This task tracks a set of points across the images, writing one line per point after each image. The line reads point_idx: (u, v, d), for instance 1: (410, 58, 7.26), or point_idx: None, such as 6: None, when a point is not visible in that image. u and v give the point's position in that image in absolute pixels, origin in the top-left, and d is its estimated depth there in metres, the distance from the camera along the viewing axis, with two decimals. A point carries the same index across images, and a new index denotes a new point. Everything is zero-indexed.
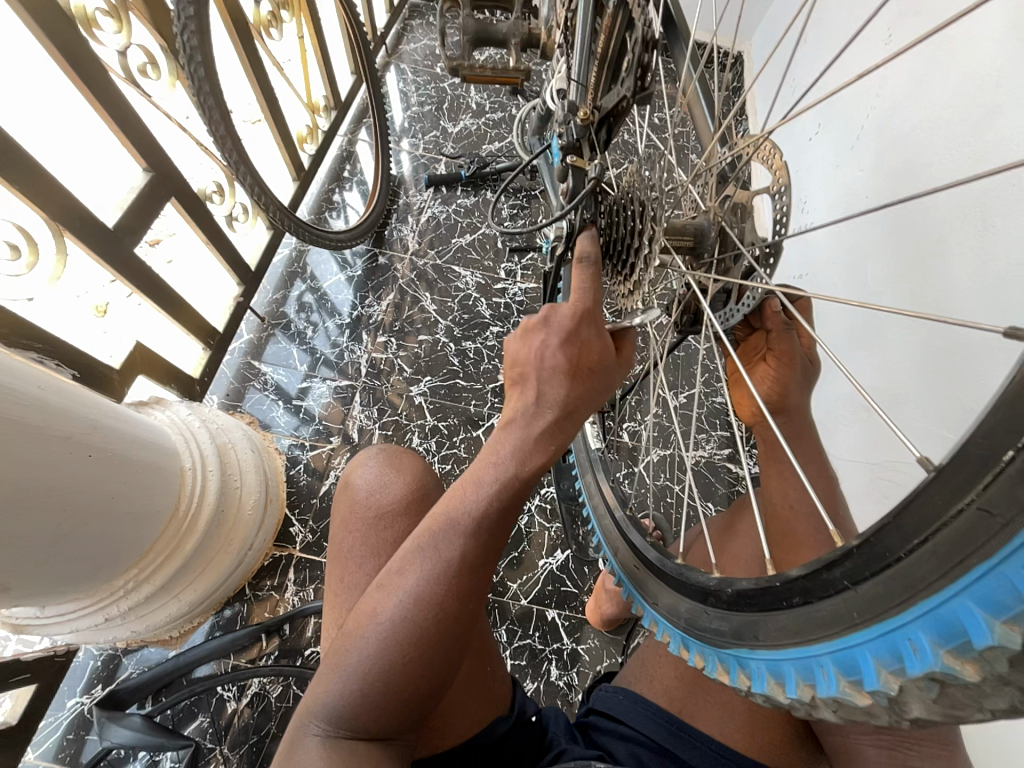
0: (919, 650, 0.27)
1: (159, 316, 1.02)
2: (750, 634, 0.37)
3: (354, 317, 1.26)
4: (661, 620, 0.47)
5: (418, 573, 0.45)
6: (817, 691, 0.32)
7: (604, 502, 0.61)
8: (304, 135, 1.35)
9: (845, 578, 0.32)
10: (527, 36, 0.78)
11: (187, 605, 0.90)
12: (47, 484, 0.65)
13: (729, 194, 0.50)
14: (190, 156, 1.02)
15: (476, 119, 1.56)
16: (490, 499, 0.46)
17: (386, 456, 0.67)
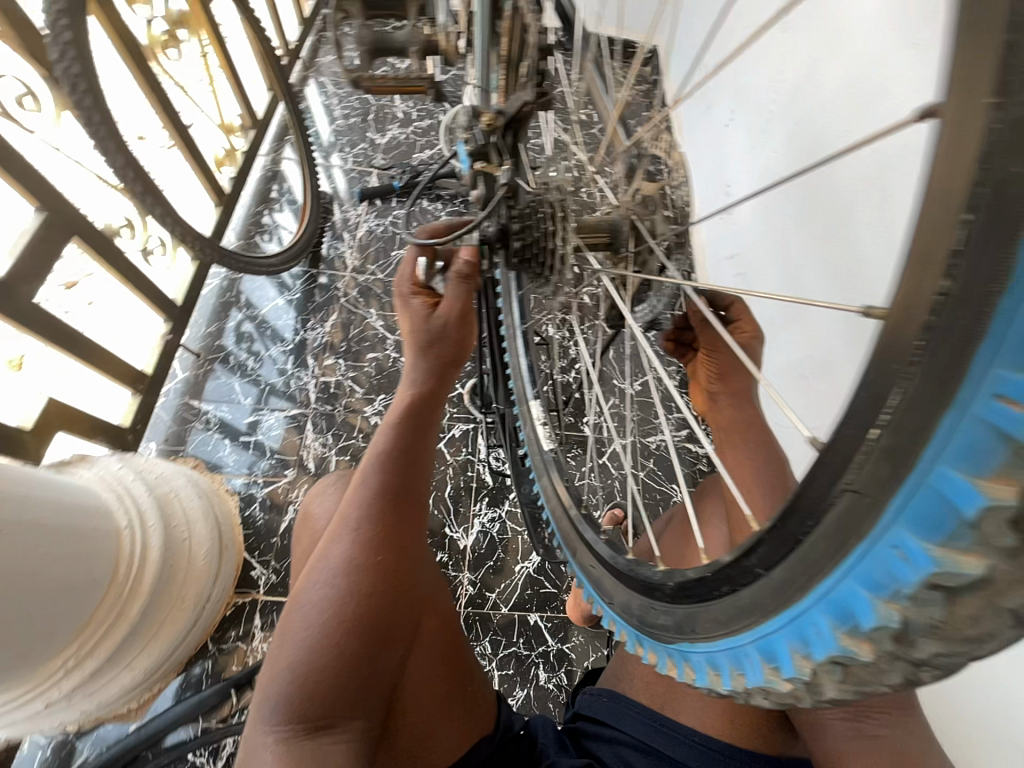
0: (822, 634, 0.28)
1: (76, 367, 0.95)
2: (693, 627, 0.37)
3: (298, 341, 1.22)
4: (618, 620, 0.47)
5: (328, 555, 0.45)
6: (747, 681, 0.32)
7: (558, 502, 0.61)
8: (221, 158, 1.29)
9: (760, 564, 0.32)
10: (427, 42, 0.74)
11: (143, 673, 0.83)
12: None
13: (638, 187, 0.52)
14: (92, 192, 0.95)
15: (403, 128, 1.55)
16: (383, 454, 0.49)
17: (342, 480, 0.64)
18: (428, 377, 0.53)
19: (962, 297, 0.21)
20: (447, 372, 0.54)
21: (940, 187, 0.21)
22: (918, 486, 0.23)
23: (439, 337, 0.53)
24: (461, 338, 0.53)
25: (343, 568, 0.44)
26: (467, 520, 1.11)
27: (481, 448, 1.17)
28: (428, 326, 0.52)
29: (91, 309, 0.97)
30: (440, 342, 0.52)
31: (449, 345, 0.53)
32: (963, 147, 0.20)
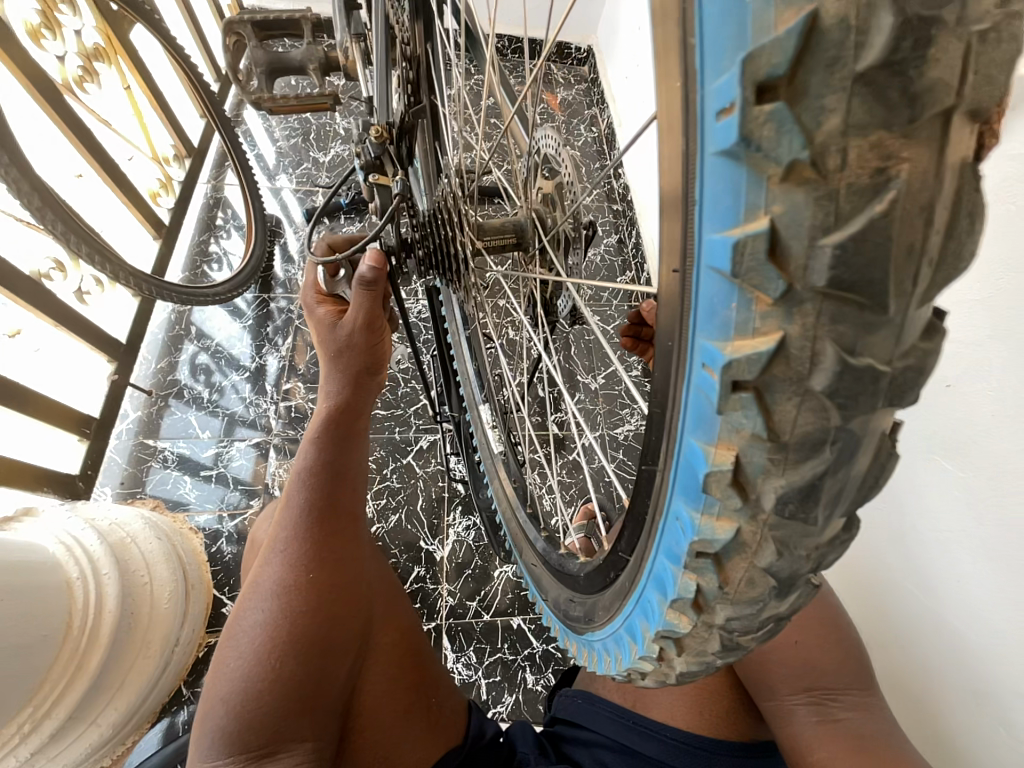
0: (654, 607, 0.28)
1: (13, 417, 0.91)
2: (595, 614, 0.37)
3: (256, 366, 1.20)
4: (551, 614, 0.47)
5: (261, 579, 0.47)
6: (625, 663, 0.32)
7: (507, 502, 0.62)
8: (157, 190, 1.26)
9: (624, 551, 0.32)
10: (325, 59, 0.75)
11: (110, 728, 0.79)
12: None
13: (538, 185, 0.53)
14: (15, 237, 0.92)
15: (346, 144, 1.56)
16: (308, 471, 0.51)
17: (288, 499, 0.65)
18: (345, 390, 0.56)
19: (684, 270, 0.20)
20: (362, 383, 0.58)
21: (669, 166, 0.20)
22: (680, 456, 0.23)
23: (349, 347, 0.57)
24: (369, 345, 0.58)
25: (274, 590, 0.46)
26: (442, 531, 1.10)
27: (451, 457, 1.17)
28: (334, 335, 0.57)
29: (37, 355, 0.97)
30: (349, 350, 0.57)
31: (358, 353, 0.58)
32: (673, 113, 0.19)
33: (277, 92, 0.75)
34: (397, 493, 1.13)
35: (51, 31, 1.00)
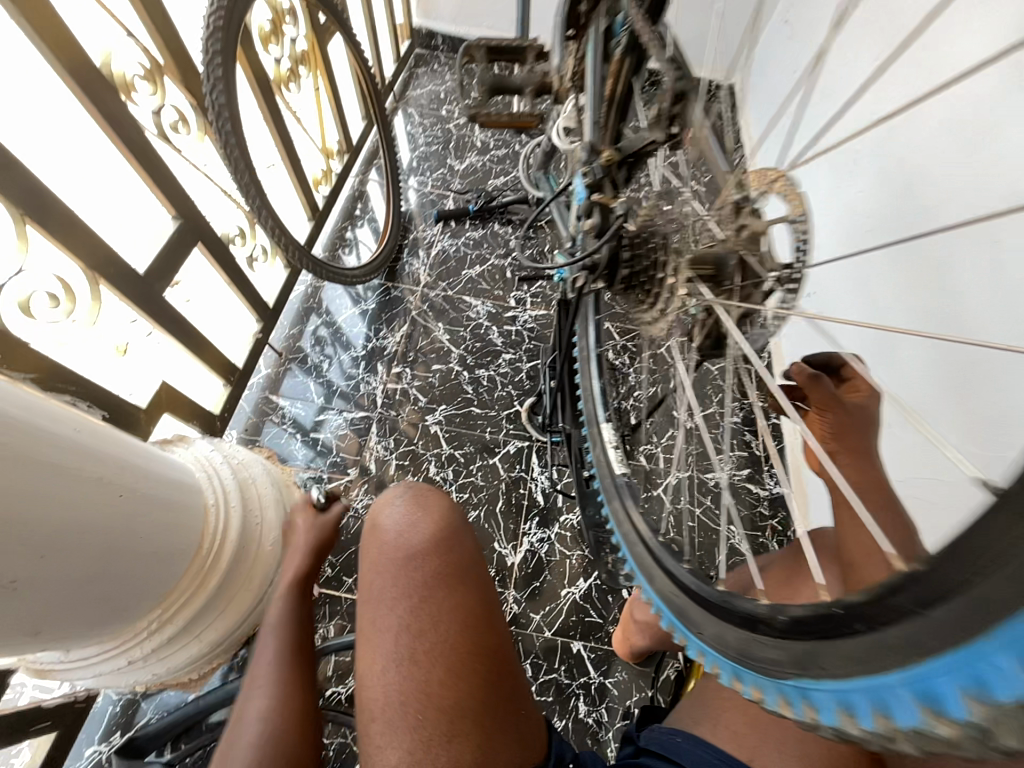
0: (907, 708, 0.28)
1: (182, 355, 1.03)
2: (795, 660, 0.35)
3: (369, 349, 1.32)
4: (710, 651, 0.44)
5: (249, 710, 0.60)
6: (896, 724, 0.29)
7: (634, 530, 0.60)
8: (319, 178, 1.42)
9: (915, 602, 0.29)
10: (541, 83, 0.79)
11: (209, 643, 0.87)
12: (90, 526, 0.61)
13: (744, 223, 0.51)
14: (216, 203, 1.06)
15: (481, 156, 1.66)
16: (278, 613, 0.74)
17: (412, 492, 0.61)
18: (308, 560, 0.82)
19: None
20: (302, 600, 0.77)
21: None
22: None
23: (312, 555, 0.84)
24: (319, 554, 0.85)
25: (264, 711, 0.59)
26: (516, 538, 1.12)
27: (535, 466, 1.18)
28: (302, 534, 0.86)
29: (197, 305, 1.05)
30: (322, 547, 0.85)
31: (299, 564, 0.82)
32: None
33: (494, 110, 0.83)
34: (480, 491, 1.16)
35: (277, 37, 1.16)
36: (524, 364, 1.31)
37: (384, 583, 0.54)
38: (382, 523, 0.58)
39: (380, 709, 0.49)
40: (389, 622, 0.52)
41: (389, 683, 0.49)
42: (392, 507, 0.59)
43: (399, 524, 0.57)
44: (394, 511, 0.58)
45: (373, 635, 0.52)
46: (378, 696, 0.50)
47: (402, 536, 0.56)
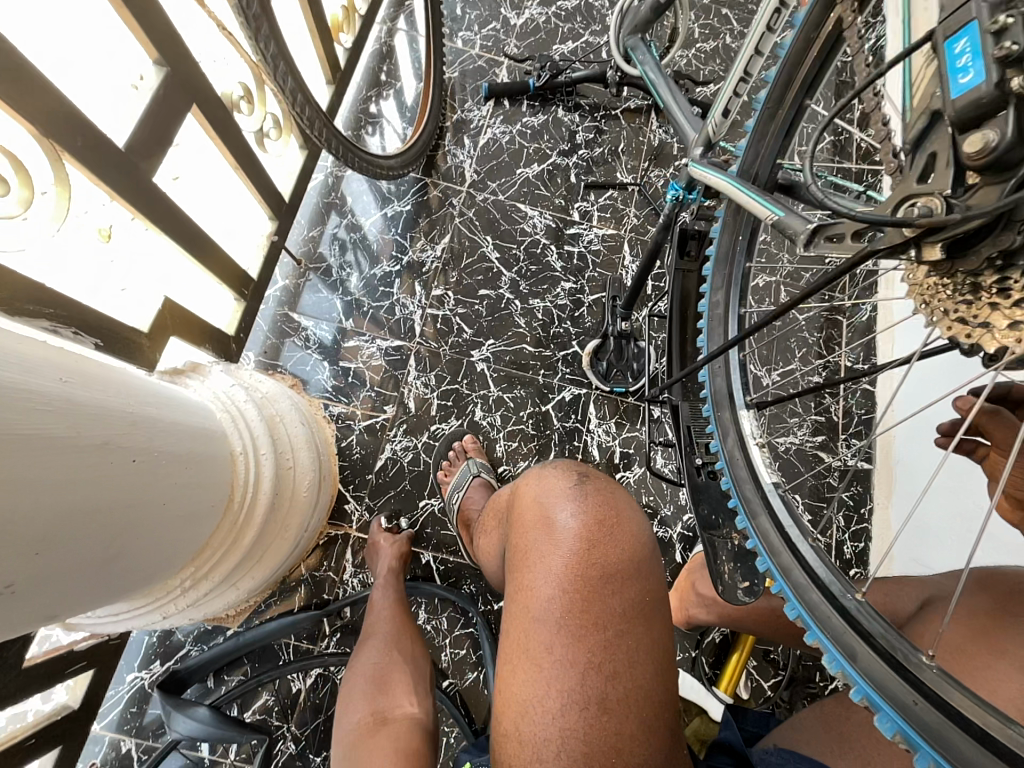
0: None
1: (185, 262, 0.82)
2: None
3: (404, 264, 1.11)
4: None
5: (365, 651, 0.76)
6: None
7: (804, 569, 0.43)
8: (340, 21, 1.07)
9: None
10: None
11: (247, 591, 0.81)
12: (99, 503, 0.48)
13: None
14: (212, 49, 0.77)
15: (545, 7, 1.27)
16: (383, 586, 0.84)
17: (589, 482, 0.47)
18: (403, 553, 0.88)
19: None
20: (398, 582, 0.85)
21: None
22: None
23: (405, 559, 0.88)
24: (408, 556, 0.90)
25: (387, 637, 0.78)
26: None
27: (591, 418, 1.05)
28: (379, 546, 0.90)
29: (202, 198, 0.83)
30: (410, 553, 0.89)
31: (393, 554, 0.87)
32: None
33: None
34: (530, 441, 1.05)
35: None
36: (586, 297, 1.11)
37: (567, 604, 0.42)
38: (555, 520, 0.45)
39: (553, 756, 0.39)
40: (574, 654, 0.40)
41: (571, 727, 0.39)
42: (570, 502, 0.45)
43: (585, 530, 0.43)
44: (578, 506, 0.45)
45: (543, 662, 0.41)
46: (550, 740, 0.39)
47: (592, 545, 0.43)
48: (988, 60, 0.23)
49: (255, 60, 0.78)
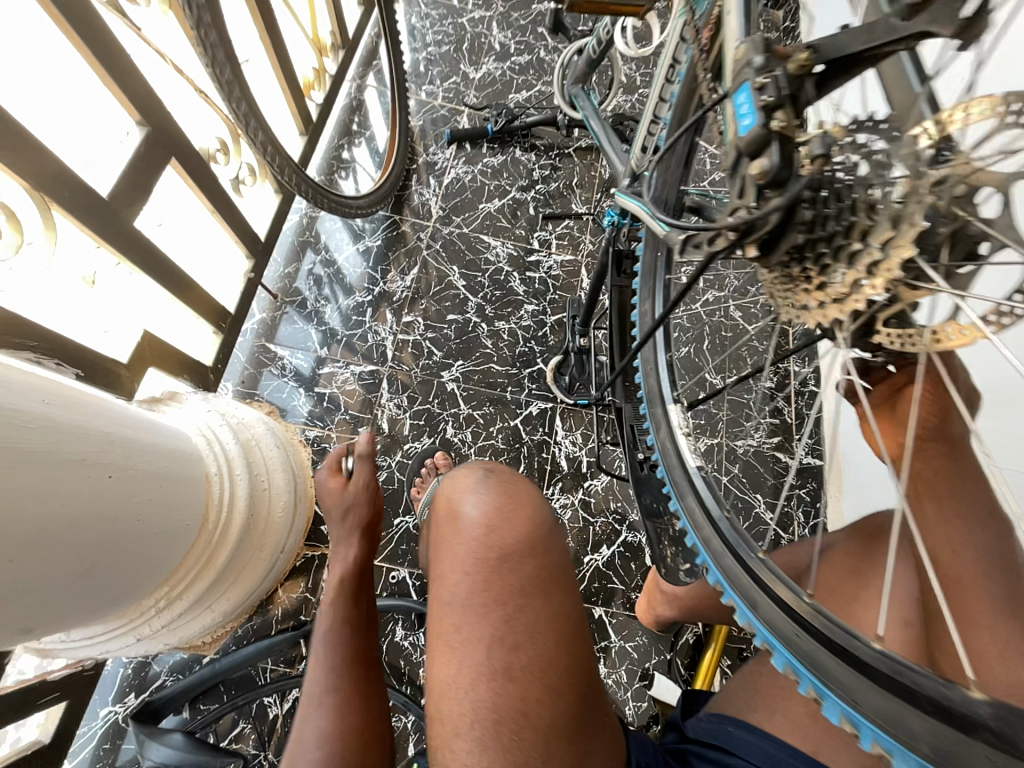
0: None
1: (165, 298, 0.88)
2: (967, 758, 0.28)
3: (375, 294, 1.18)
4: (872, 729, 0.32)
5: (327, 643, 0.61)
6: None
7: (720, 535, 0.48)
8: (311, 81, 1.18)
9: None
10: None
11: (223, 613, 0.83)
12: (78, 516, 0.52)
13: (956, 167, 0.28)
14: (191, 109, 0.86)
15: (500, 63, 1.41)
16: (346, 560, 0.69)
17: (493, 478, 0.55)
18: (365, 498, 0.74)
19: None
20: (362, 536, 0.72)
21: None
22: None
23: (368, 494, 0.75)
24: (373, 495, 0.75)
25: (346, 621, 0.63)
26: None
27: (558, 430, 1.11)
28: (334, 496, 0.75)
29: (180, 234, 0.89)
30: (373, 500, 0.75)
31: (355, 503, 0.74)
32: None
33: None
34: (501, 455, 1.09)
35: None
36: (548, 318, 1.19)
37: (470, 583, 0.47)
38: (461, 511, 0.52)
39: (466, 728, 0.42)
40: (477, 629, 0.45)
41: (479, 698, 0.43)
42: (473, 495, 0.53)
43: (485, 517, 0.51)
44: (483, 514, 0.51)
45: (454, 641, 0.46)
46: (463, 712, 0.43)
47: (495, 533, 0.49)
48: (759, 106, 0.31)
49: (230, 118, 0.87)
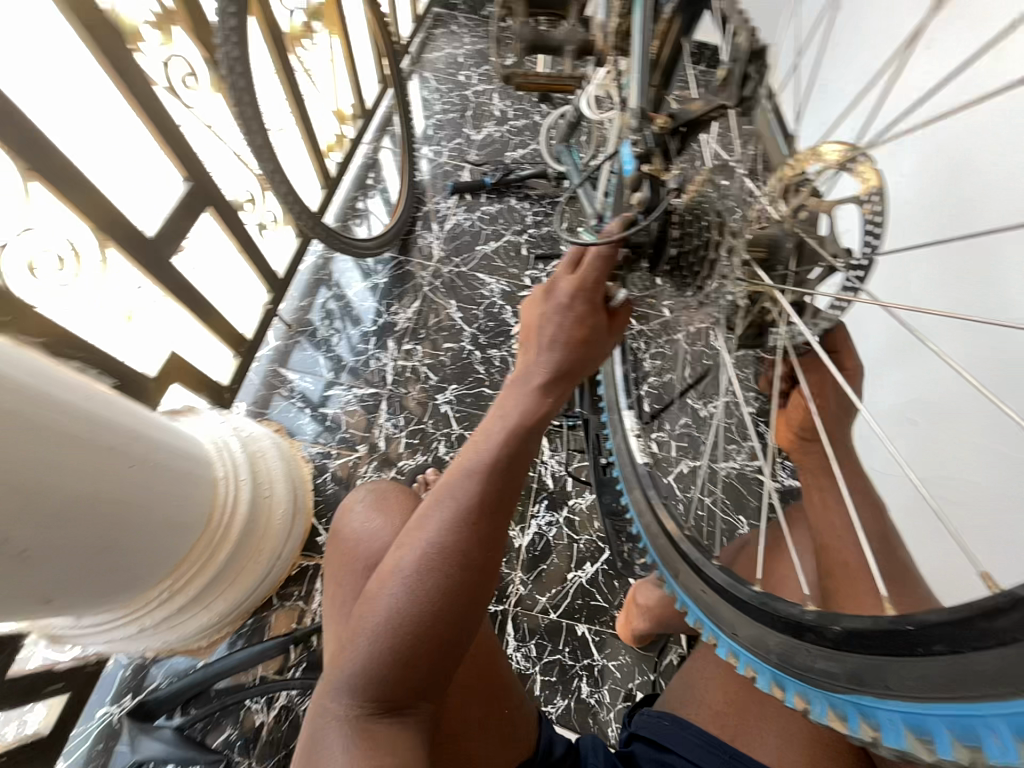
0: (1000, 743, 0.26)
1: (190, 324, 1.01)
2: (798, 659, 0.38)
3: (379, 325, 1.29)
4: (743, 653, 0.43)
5: (428, 522, 0.47)
6: (984, 756, 0.27)
7: (657, 521, 0.58)
8: (332, 143, 1.37)
9: (1017, 631, 0.26)
10: (582, 42, 0.86)
11: (219, 614, 0.88)
12: (98, 491, 0.63)
13: (801, 202, 0.45)
14: (227, 166, 1.03)
15: (499, 126, 1.59)
16: (500, 443, 0.49)
17: (373, 493, 0.71)
18: (562, 389, 0.51)
19: None
20: (544, 422, 0.51)
21: None
22: None
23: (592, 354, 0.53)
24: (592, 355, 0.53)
25: (441, 551, 0.46)
26: (524, 520, 1.11)
27: (545, 450, 1.17)
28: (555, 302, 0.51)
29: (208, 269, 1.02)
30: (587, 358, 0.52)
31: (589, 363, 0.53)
32: None
33: (530, 70, 0.90)
34: None
35: None
36: None
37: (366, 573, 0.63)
38: (348, 524, 0.68)
39: None
40: None
41: None
42: (358, 507, 0.69)
43: (364, 523, 0.66)
44: (546, 410, 0.51)
45: None
46: None
47: (518, 469, 0.50)
48: None
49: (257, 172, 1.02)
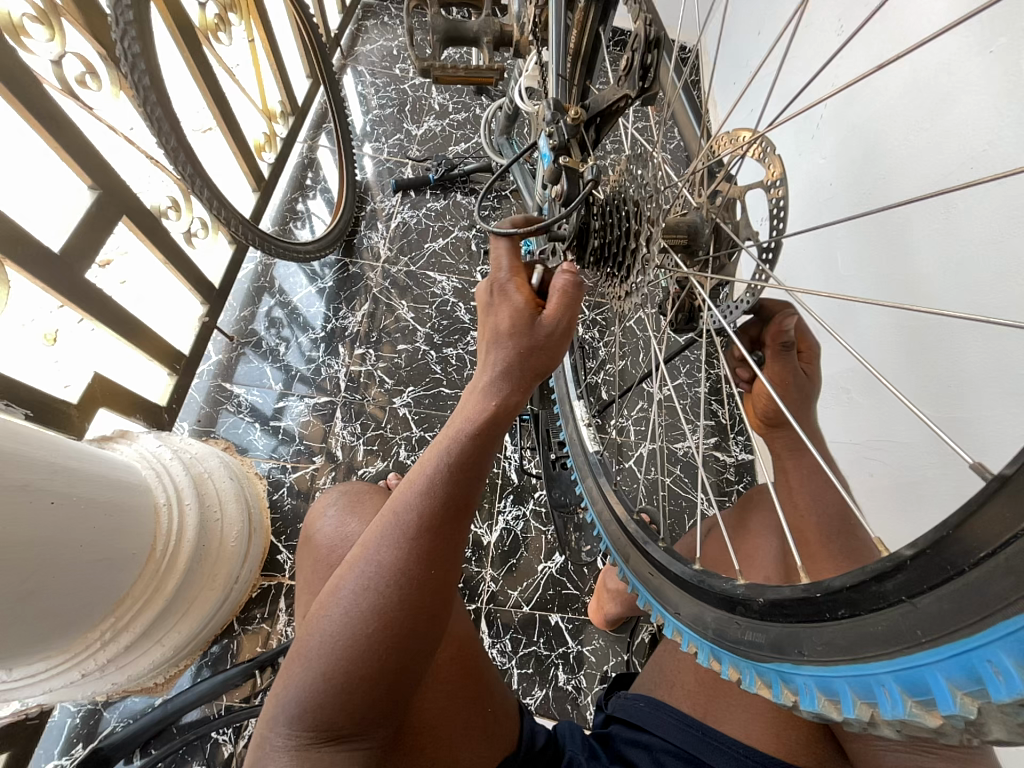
0: (890, 696, 0.30)
1: (116, 344, 0.94)
2: (731, 632, 0.39)
3: (328, 330, 1.25)
4: (686, 631, 0.44)
5: (372, 548, 0.47)
6: (878, 711, 0.30)
7: (609, 508, 0.59)
8: (262, 143, 1.30)
9: (900, 591, 0.29)
10: (498, 33, 0.85)
11: (174, 649, 0.83)
12: (15, 537, 0.58)
13: (718, 190, 0.47)
14: (139, 170, 0.95)
15: (440, 120, 1.56)
16: (445, 457, 0.49)
17: (346, 497, 0.69)
18: (507, 385, 0.52)
19: None
20: (490, 428, 0.51)
21: None
22: None
23: (540, 348, 0.53)
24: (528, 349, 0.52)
25: (387, 573, 0.45)
26: (492, 517, 1.11)
27: (507, 446, 1.17)
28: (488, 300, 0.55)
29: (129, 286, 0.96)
30: (535, 353, 0.53)
31: (545, 358, 0.53)
32: None
33: (449, 63, 0.89)
34: None
35: None
36: None
37: None
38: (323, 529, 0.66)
39: None
40: None
41: None
42: (332, 514, 0.67)
43: (336, 531, 0.65)
44: (489, 407, 0.51)
45: None
46: None
47: (469, 480, 0.50)
48: None
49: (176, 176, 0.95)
